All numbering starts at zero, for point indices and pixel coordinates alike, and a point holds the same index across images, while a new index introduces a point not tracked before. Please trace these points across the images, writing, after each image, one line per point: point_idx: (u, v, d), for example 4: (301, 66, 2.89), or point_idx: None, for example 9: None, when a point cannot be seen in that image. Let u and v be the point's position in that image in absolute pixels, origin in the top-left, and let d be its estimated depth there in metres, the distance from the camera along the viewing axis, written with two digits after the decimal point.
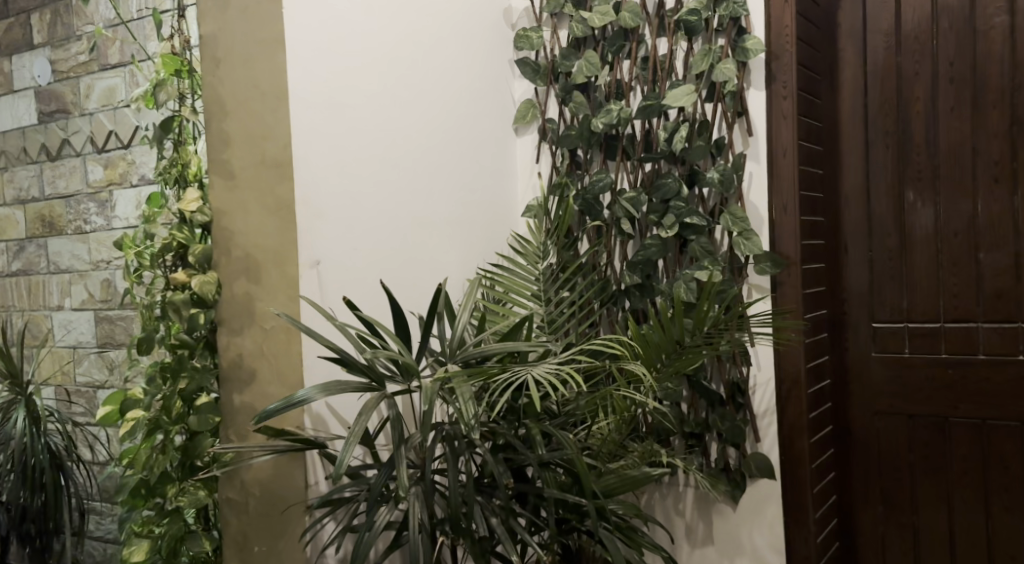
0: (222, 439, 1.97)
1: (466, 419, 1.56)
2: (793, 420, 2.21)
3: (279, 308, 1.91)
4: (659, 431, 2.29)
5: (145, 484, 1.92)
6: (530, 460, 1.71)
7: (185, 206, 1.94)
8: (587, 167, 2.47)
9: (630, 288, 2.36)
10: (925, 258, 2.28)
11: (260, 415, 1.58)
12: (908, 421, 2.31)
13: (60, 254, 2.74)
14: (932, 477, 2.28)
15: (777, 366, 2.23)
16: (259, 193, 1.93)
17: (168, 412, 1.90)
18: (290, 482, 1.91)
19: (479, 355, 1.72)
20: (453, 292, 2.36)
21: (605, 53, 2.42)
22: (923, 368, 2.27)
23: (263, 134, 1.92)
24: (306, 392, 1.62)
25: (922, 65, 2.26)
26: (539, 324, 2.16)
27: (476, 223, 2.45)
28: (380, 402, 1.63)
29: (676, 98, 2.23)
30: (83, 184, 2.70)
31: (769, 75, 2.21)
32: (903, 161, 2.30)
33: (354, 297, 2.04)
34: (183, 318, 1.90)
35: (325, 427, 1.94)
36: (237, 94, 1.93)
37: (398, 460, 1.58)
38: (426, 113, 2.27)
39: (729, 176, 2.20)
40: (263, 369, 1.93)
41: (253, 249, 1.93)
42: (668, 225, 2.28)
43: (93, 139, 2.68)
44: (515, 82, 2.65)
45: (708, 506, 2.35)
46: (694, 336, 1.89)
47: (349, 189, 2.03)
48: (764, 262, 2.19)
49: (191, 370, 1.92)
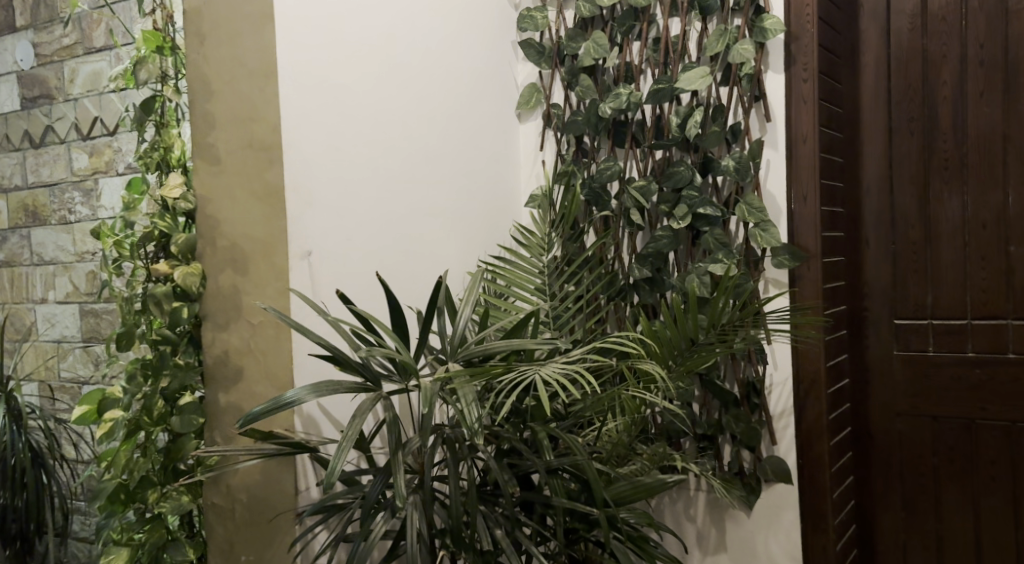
0: (205, 441, 1.85)
1: (468, 423, 1.45)
2: (812, 422, 2.10)
3: (267, 302, 1.79)
4: (669, 432, 2.18)
5: (125, 489, 1.78)
6: (537, 467, 1.59)
7: (167, 192, 1.80)
8: (594, 155, 2.35)
9: (639, 282, 2.24)
10: (951, 252, 2.16)
11: (245, 419, 1.45)
12: (932, 423, 2.20)
13: (44, 245, 2.56)
14: (957, 482, 2.16)
15: (794, 364, 2.12)
16: (246, 178, 1.80)
17: (149, 412, 1.77)
18: (279, 489, 1.80)
19: (481, 353, 1.60)
20: (453, 285, 2.24)
21: (614, 34, 2.30)
22: (948, 367, 2.16)
23: (251, 116, 1.79)
24: (296, 393, 1.49)
25: (949, 47, 2.14)
26: (543, 320, 2.04)
27: (477, 213, 2.33)
28: (376, 404, 1.51)
29: (690, 82, 2.10)
30: (68, 172, 2.57)
31: (788, 57, 2.09)
32: (928, 148, 2.18)
33: (349, 290, 1.92)
34: (165, 312, 1.77)
35: (316, 430, 1.82)
36: (223, 72, 1.79)
37: (395, 467, 1.45)
38: (425, 96, 2.15)
39: (744, 163, 2.08)
40: (251, 367, 1.81)
41: (240, 240, 1.81)
42: (681, 215, 2.15)
43: (78, 126, 2.56)
44: (518, 65, 2.53)
45: (721, 512, 2.23)
46: (708, 333, 1.77)
47: (343, 175, 1.91)
48: (782, 254, 2.08)
49: (173, 368, 1.79)
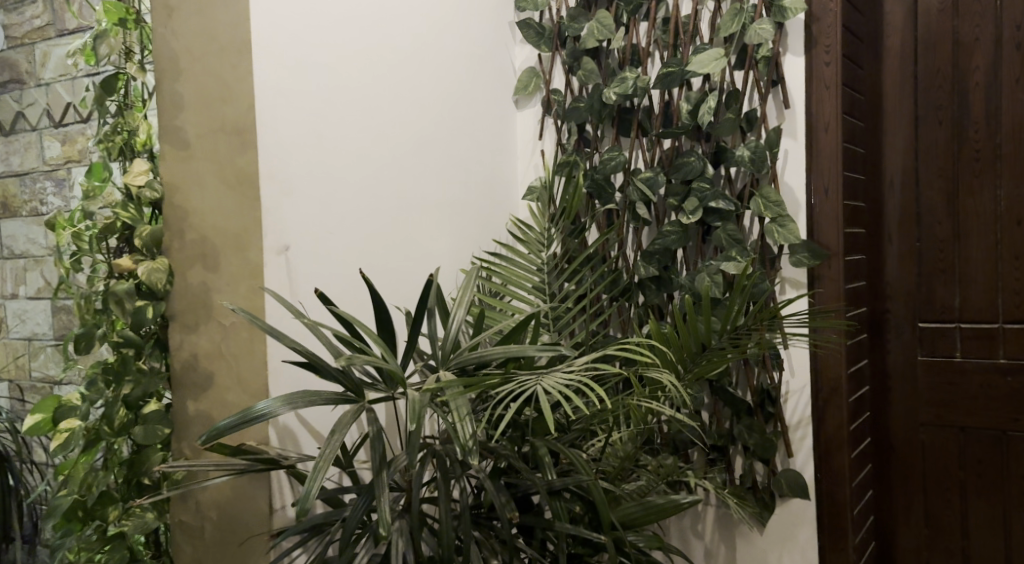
0: (173, 453, 1.67)
1: (461, 440, 1.29)
2: (833, 432, 1.95)
3: (239, 302, 1.62)
4: (677, 443, 2.01)
5: (82, 506, 1.60)
6: (537, 486, 1.43)
7: (130, 179, 1.63)
8: (597, 145, 2.19)
9: (645, 281, 2.08)
10: (982, 252, 2.02)
11: (208, 434, 1.28)
12: (958, 434, 2.05)
13: (15, 237, 2.36)
14: (988, 498, 2.01)
15: (814, 371, 1.97)
16: (218, 165, 1.63)
17: (109, 422, 1.59)
18: (251, 509, 1.63)
19: (476, 361, 1.43)
20: (445, 285, 2.08)
21: (620, 14, 2.13)
22: (977, 374, 2.01)
23: (221, 95, 1.62)
24: (267, 405, 1.32)
25: (982, 30, 2.00)
26: (543, 323, 1.89)
27: (472, 207, 2.17)
28: (357, 416, 1.35)
29: (703, 65, 1.93)
30: (40, 161, 2.37)
31: (809, 39, 1.94)
32: (959, 140, 2.04)
33: (331, 290, 1.76)
34: (127, 312, 1.59)
35: (293, 443, 1.66)
36: (191, 46, 1.62)
37: (379, 488, 1.29)
38: (418, 80, 2.00)
39: (761, 152, 1.92)
40: (222, 373, 1.65)
41: (210, 233, 1.64)
42: (691, 209, 1.99)
43: (49, 112, 2.36)
44: (516, 48, 2.37)
45: (731, 527, 2.07)
46: (721, 337, 1.62)
47: (327, 165, 1.76)
48: (800, 252, 1.93)
49: (136, 373, 1.61)
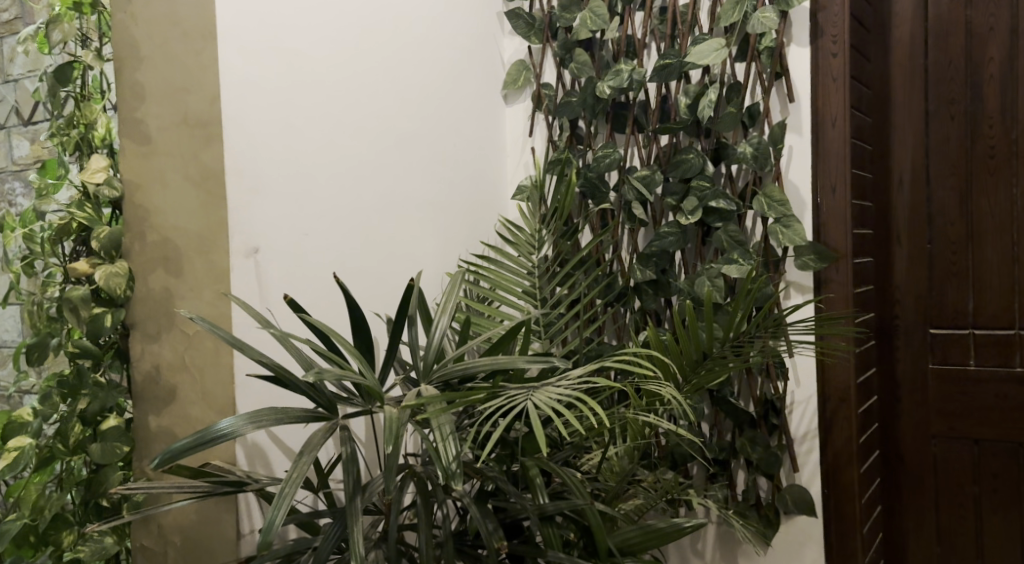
0: (135, 473, 1.55)
1: (443, 462, 1.17)
2: (841, 444, 1.84)
3: (204, 310, 1.50)
4: (675, 456, 1.90)
5: (34, 530, 1.46)
6: (527, 511, 1.31)
7: (88, 176, 1.49)
8: (590, 142, 2.07)
9: (641, 285, 1.96)
10: (996, 254, 1.92)
11: (161, 458, 1.14)
12: (973, 447, 1.94)
13: None
14: (1004, 515, 1.91)
15: (821, 380, 1.86)
16: (180, 161, 1.50)
17: (64, 439, 1.46)
18: (219, 533, 1.51)
19: (461, 374, 1.31)
20: (430, 289, 1.97)
21: (614, 3, 2.02)
22: (993, 384, 1.91)
23: (184, 85, 1.49)
24: (229, 423, 1.19)
25: (997, 20, 1.90)
26: (534, 330, 1.76)
27: (457, 206, 2.05)
28: (328, 436, 1.22)
29: (702, 56, 1.81)
30: (8, 161, 2.04)
31: (814, 28, 1.83)
32: (971, 135, 1.94)
33: (304, 296, 1.64)
34: (85, 320, 1.46)
35: (263, 461, 1.54)
36: (153, 32, 1.49)
37: (352, 517, 1.17)
38: (398, 71, 1.88)
39: (764, 149, 1.81)
40: (185, 387, 1.52)
41: (173, 233, 1.51)
42: (689, 209, 1.87)
43: (19, 110, 2.04)
44: (504, 40, 2.25)
45: (732, 544, 1.96)
46: (722, 345, 1.49)
47: (299, 160, 1.64)
48: (807, 254, 1.81)
49: (93, 387, 1.48)
